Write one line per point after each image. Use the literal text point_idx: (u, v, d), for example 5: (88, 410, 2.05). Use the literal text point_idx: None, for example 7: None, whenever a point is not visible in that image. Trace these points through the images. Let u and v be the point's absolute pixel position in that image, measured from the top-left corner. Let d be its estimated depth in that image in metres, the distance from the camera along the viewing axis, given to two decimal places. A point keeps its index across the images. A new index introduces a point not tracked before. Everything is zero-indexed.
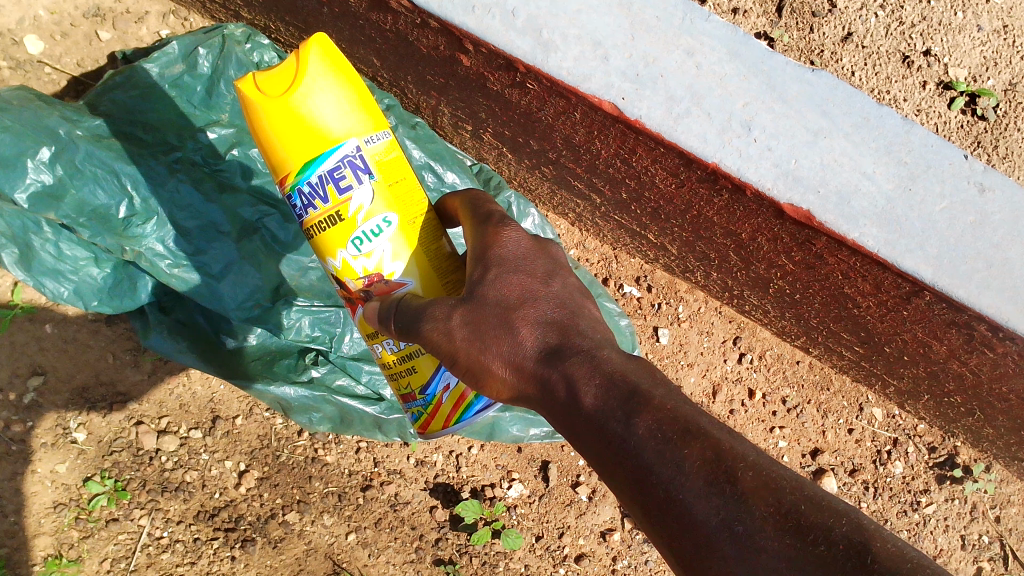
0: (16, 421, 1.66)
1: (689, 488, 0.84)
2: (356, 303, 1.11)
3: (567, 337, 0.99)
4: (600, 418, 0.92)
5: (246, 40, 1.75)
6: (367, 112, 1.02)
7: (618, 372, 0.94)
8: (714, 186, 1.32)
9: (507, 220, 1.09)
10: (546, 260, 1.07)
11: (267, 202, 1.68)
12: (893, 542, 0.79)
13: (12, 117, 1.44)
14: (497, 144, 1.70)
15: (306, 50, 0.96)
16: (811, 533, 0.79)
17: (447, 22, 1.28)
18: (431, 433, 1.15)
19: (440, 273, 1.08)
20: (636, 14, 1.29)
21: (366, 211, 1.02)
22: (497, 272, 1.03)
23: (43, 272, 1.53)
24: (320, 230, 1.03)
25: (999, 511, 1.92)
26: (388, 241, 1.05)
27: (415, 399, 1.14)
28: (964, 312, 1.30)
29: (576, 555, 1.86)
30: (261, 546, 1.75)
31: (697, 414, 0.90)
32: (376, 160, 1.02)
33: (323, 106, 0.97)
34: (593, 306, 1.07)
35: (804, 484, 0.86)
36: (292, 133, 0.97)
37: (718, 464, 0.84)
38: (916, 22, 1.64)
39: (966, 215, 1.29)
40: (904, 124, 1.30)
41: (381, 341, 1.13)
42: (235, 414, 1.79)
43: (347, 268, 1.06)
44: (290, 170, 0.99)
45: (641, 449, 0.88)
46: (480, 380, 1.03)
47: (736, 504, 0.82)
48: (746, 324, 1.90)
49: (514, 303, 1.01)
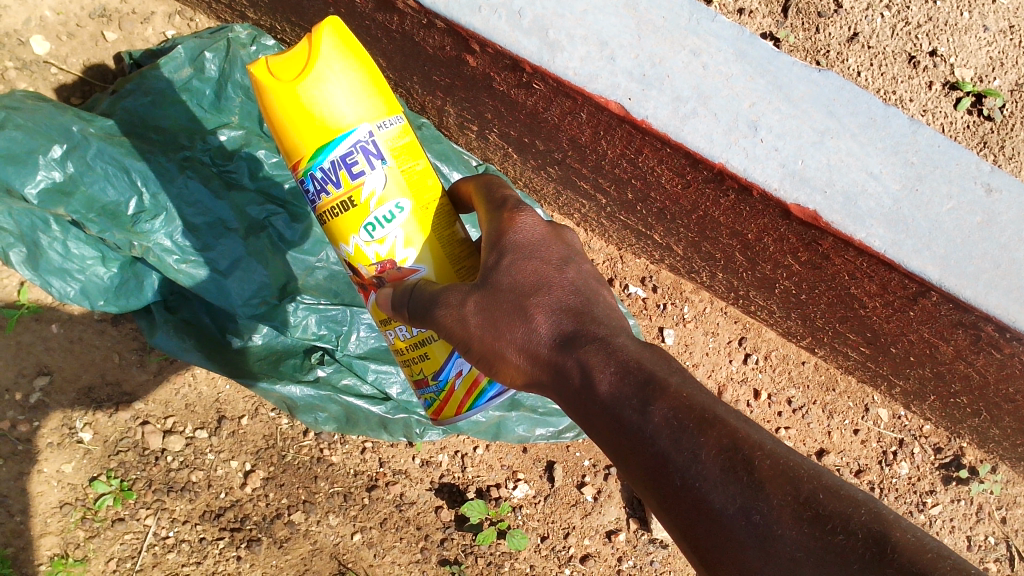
0: (22, 421, 1.66)
1: (705, 476, 0.85)
2: (369, 289, 1.11)
3: (582, 324, 0.99)
4: (615, 405, 0.92)
5: (251, 42, 1.76)
6: (381, 98, 1.02)
7: (634, 359, 0.94)
8: (720, 187, 1.32)
9: (521, 205, 1.09)
10: (560, 247, 1.07)
11: (275, 202, 1.70)
12: (912, 532, 0.79)
13: (26, 116, 1.48)
14: (503, 144, 1.70)
15: (318, 35, 0.95)
16: (829, 522, 0.80)
17: (453, 22, 1.28)
18: (444, 419, 1.15)
19: (453, 260, 1.09)
20: (642, 15, 1.29)
21: (378, 196, 1.02)
22: (511, 258, 1.03)
23: (50, 271, 1.53)
24: (333, 216, 1.03)
25: (1005, 512, 1.91)
26: (401, 227, 1.05)
27: (428, 385, 1.14)
28: (971, 312, 1.30)
29: (581, 555, 1.86)
30: (267, 546, 1.76)
31: (713, 403, 0.91)
32: (389, 146, 1.02)
33: (336, 90, 0.97)
34: (607, 293, 1.07)
35: (821, 473, 0.86)
36: (304, 118, 0.96)
37: (735, 452, 0.85)
38: (922, 22, 1.64)
39: (974, 215, 1.29)
40: (910, 125, 1.30)
41: (394, 327, 1.12)
42: (240, 414, 1.80)
43: (359, 254, 1.06)
44: (302, 155, 0.99)
45: (656, 437, 0.88)
46: (493, 367, 1.04)
47: (753, 492, 0.83)
48: (751, 324, 1.90)
49: (529, 290, 1.01)
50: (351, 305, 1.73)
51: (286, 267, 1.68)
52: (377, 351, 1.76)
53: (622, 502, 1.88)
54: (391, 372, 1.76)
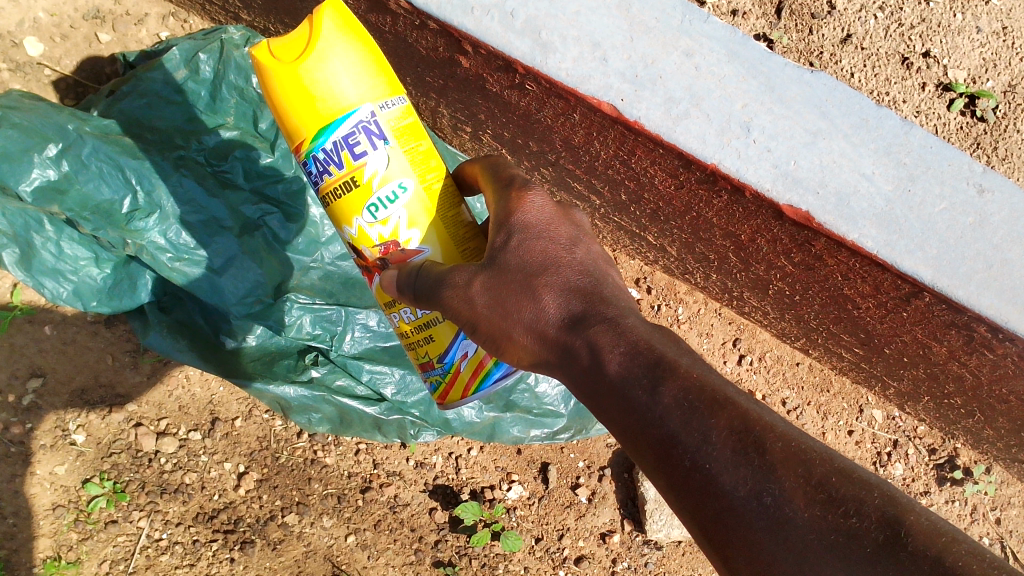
0: (16, 422, 1.65)
1: (716, 458, 0.85)
2: (372, 272, 1.10)
3: (592, 304, 1.00)
4: (624, 385, 0.93)
5: (245, 43, 1.74)
6: (383, 78, 1.01)
7: (644, 340, 0.95)
8: (713, 188, 1.32)
9: (530, 185, 1.09)
10: (569, 227, 1.08)
11: (270, 201, 1.70)
12: (926, 516, 0.79)
13: (23, 116, 1.49)
14: (496, 145, 1.70)
15: (319, 16, 0.95)
16: (843, 505, 0.80)
17: (445, 23, 1.28)
18: (449, 403, 1.15)
19: (459, 241, 1.09)
20: (635, 15, 1.29)
21: (381, 176, 1.02)
22: (520, 239, 1.03)
23: (42, 272, 1.53)
24: (336, 196, 1.03)
25: (999, 513, 1.92)
26: (404, 208, 1.05)
27: (434, 367, 1.13)
28: (964, 313, 1.30)
29: (576, 557, 1.86)
30: (260, 548, 1.75)
31: (723, 384, 0.92)
32: (391, 126, 1.02)
33: (337, 70, 0.96)
34: (616, 274, 1.08)
35: (833, 455, 0.86)
36: (305, 99, 0.96)
37: (747, 434, 0.86)
38: (916, 24, 1.65)
39: (967, 216, 1.29)
40: (903, 126, 1.30)
41: (399, 309, 1.11)
42: (234, 415, 1.80)
43: (362, 236, 1.06)
44: (304, 137, 0.99)
45: (666, 418, 0.89)
46: (500, 347, 1.04)
47: (764, 474, 0.83)
48: (745, 325, 1.90)
49: (538, 269, 1.02)
50: (346, 305, 1.74)
51: (280, 266, 1.68)
52: (372, 352, 1.76)
53: (616, 503, 1.88)
54: (386, 372, 1.76)
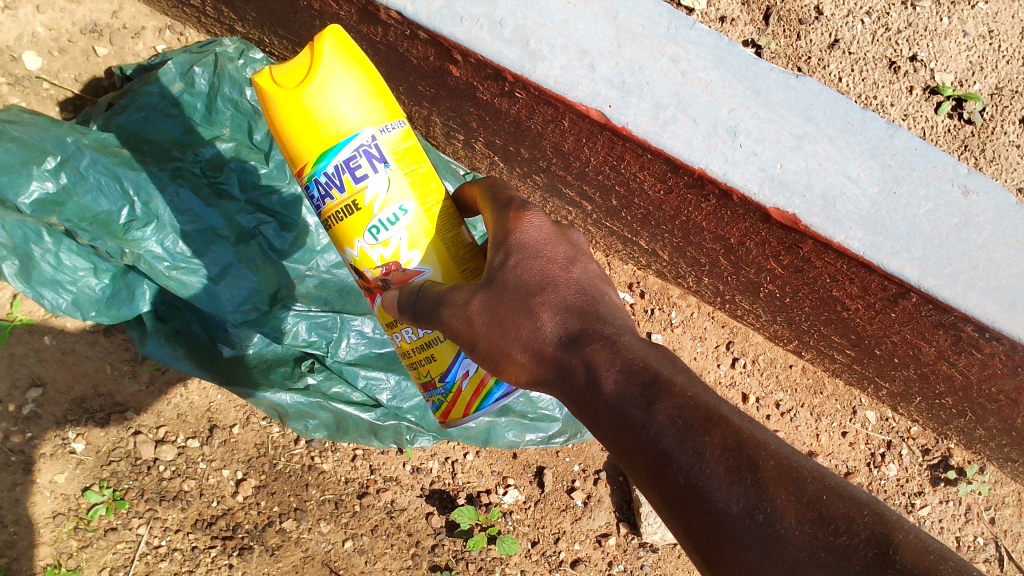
0: (16, 432, 1.67)
1: (709, 475, 0.87)
2: (374, 292, 1.12)
3: (588, 322, 1.02)
4: (621, 403, 0.94)
5: (239, 55, 1.75)
6: (383, 103, 1.04)
7: (639, 358, 0.97)
8: (701, 192, 1.34)
9: (527, 206, 1.11)
10: (565, 247, 1.10)
11: (265, 210, 1.72)
12: (915, 533, 0.80)
13: (22, 130, 1.51)
14: (489, 153, 1.72)
15: (318, 44, 0.98)
16: (834, 523, 0.81)
17: (435, 33, 1.30)
18: (452, 420, 1.16)
19: (458, 261, 1.11)
20: (621, 23, 1.31)
21: (382, 199, 1.04)
22: (518, 258, 1.05)
23: (42, 282, 1.55)
24: (337, 220, 1.05)
25: (994, 512, 1.93)
26: (405, 229, 1.07)
27: (436, 386, 1.15)
28: (950, 313, 1.31)
29: (572, 560, 1.87)
30: (259, 553, 1.76)
31: (717, 403, 0.93)
32: (391, 149, 1.04)
33: (337, 95, 0.98)
34: (612, 293, 1.10)
35: (826, 473, 0.87)
36: (307, 125, 0.98)
37: (739, 452, 0.87)
38: (902, 28, 1.67)
39: (952, 216, 1.31)
40: (887, 129, 1.32)
41: (401, 330, 1.13)
42: (232, 423, 1.81)
43: (364, 257, 1.08)
44: (306, 162, 1.01)
45: (661, 436, 0.90)
46: (499, 365, 1.05)
47: (756, 493, 0.84)
48: (737, 328, 1.92)
49: (534, 289, 1.04)
50: (341, 313, 1.75)
51: (273, 273, 1.70)
52: (368, 358, 1.78)
53: (611, 506, 1.89)
54: (380, 378, 1.77)
